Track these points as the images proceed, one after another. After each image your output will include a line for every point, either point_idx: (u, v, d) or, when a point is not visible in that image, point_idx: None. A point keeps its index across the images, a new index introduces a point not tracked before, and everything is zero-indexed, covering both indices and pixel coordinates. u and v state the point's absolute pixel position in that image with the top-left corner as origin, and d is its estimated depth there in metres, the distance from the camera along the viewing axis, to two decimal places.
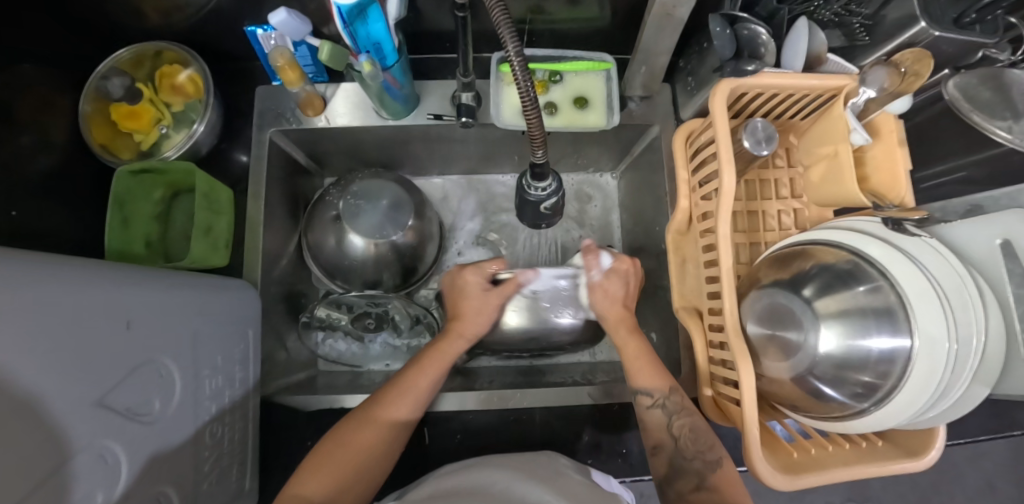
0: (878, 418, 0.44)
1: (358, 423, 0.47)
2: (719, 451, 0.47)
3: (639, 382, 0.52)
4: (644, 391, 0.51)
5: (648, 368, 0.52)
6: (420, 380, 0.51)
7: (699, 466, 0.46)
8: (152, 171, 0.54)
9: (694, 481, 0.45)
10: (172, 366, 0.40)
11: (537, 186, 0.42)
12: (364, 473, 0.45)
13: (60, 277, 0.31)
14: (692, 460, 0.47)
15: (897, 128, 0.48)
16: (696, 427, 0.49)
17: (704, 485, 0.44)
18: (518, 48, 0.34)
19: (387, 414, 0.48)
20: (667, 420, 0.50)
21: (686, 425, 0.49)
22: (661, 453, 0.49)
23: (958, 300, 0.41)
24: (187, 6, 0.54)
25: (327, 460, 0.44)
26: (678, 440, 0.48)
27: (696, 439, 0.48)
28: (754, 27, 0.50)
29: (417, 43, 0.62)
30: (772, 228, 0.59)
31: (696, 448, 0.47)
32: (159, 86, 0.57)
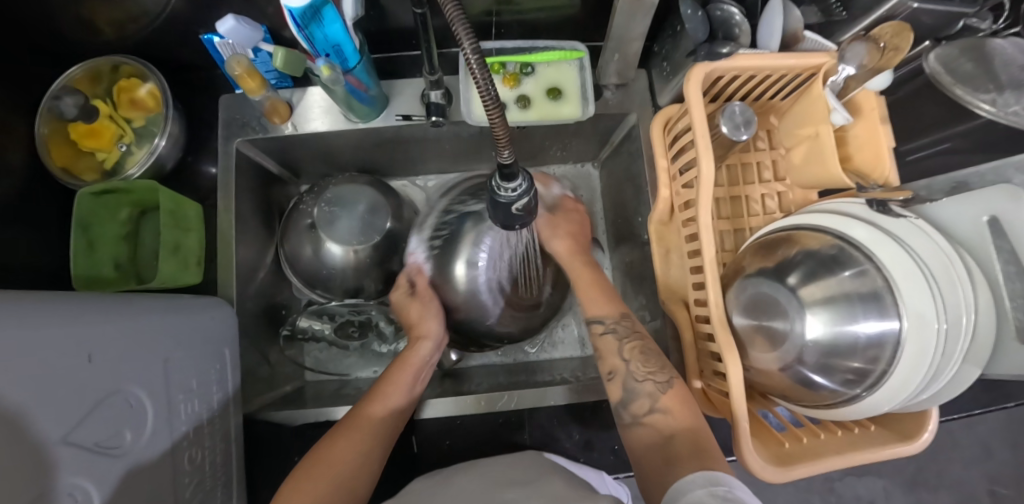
0: (868, 403, 0.43)
1: (336, 435, 0.46)
2: (670, 372, 0.48)
3: (596, 312, 0.56)
4: (597, 319, 0.55)
5: (600, 299, 0.56)
6: (390, 385, 0.53)
7: (651, 388, 0.46)
8: (115, 191, 0.52)
9: (647, 404, 0.46)
10: (143, 395, 0.39)
11: (507, 187, 0.39)
12: (355, 482, 0.43)
13: (12, 314, 0.30)
14: (642, 383, 0.47)
15: (878, 105, 0.47)
16: (645, 349, 0.50)
17: (656, 407, 0.45)
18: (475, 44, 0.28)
19: (366, 419, 0.49)
20: (618, 344, 0.52)
21: (634, 348, 0.51)
22: (615, 379, 0.49)
23: (945, 279, 0.40)
24: (140, 16, 0.52)
25: (311, 470, 0.43)
26: (627, 363, 0.49)
27: (646, 360, 0.49)
28: (727, 7, 0.48)
29: (383, 42, 0.59)
30: (756, 213, 0.58)
31: (646, 370, 0.48)
32: (118, 102, 0.55)
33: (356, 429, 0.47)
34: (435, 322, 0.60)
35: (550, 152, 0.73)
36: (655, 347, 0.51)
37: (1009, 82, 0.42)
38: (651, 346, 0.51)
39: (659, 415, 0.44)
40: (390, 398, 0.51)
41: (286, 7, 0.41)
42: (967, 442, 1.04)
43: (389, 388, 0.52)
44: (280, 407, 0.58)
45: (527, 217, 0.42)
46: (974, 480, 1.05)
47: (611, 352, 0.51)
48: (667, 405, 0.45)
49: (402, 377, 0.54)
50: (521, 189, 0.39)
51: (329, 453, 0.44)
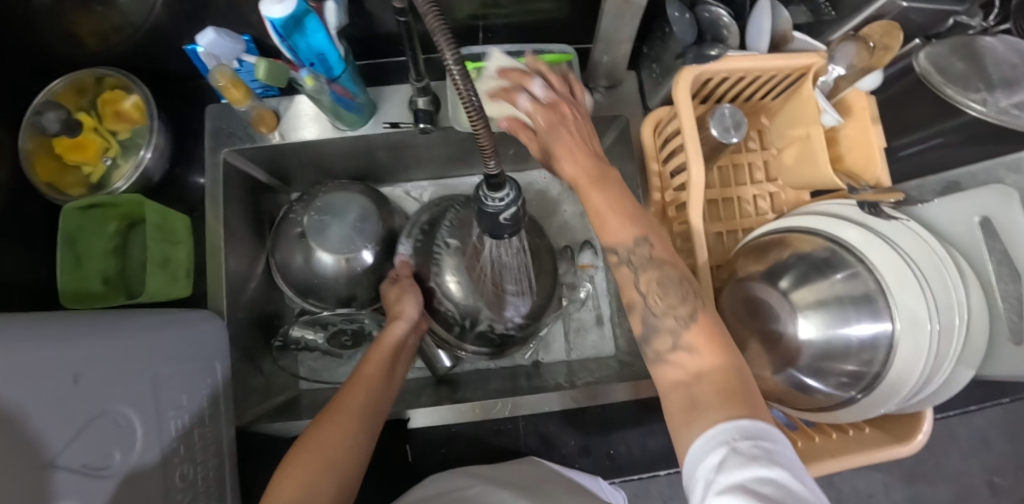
0: (863, 405, 0.43)
1: (321, 421, 0.43)
2: None
3: (615, 237, 0.39)
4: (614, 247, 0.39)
5: (619, 219, 0.39)
6: (369, 368, 0.50)
7: (673, 325, 0.37)
8: (101, 205, 0.51)
9: (669, 341, 0.37)
10: (131, 414, 0.38)
11: (495, 197, 0.39)
12: (345, 464, 0.41)
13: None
14: (662, 318, 0.37)
15: (869, 104, 0.47)
16: (666, 278, 0.38)
17: (680, 345, 0.36)
18: (456, 51, 0.26)
19: (345, 406, 0.45)
20: (633, 276, 0.39)
21: (652, 279, 0.39)
22: (635, 313, 0.40)
23: (936, 278, 0.40)
24: (123, 27, 0.51)
25: (297, 456, 0.40)
26: (646, 297, 0.39)
27: (666, 293, 0.38)
28: (715, 9, 0.47)
29: (370, 48, 0.59)
30: (749, 214, 0.58)
31: (667, 303, 0.38)
32: (102, 114, 0.54)
33: (340, 414, 0.44)
34: (413, 304, 0.56)
35: None
36: (679, 273, 0.39)
37: (998, 81, 0.42)
38: (680, 275, 0.39)
39: (685, 353, 0.35)
40: (371, 382, 0.48)
41: (267, 17, 0.40)
42: (964, 434, 1.04)
43: (368, 371, 0.49)
44: (275, 418, 0.58)
45: (515, 226, 0.42)
46: (972, 472, 1.05)
47: (624, 284, 0.40)
48: (695, 340, 0.36)
49: (380, 359, 0.51)
50: (508, 198, 0.39)
51: (317, 438, 0.41)
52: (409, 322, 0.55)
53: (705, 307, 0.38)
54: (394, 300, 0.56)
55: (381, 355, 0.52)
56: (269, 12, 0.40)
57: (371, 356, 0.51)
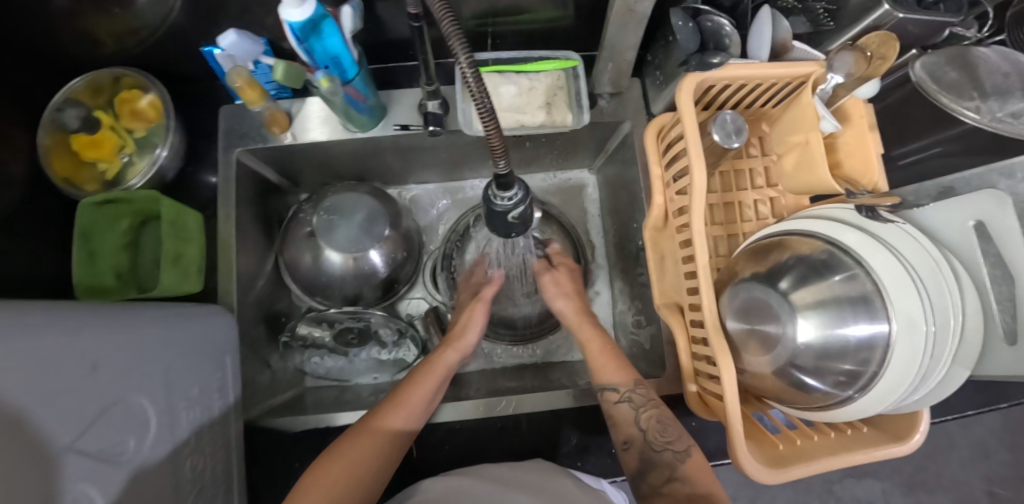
0: (860, 405, 0.43)
1: (356, 433, 0.46)
2: (687, 439, 0.47)
3: (606, 379, 0.53)
4: (611, 386, 0.52)
5: (613, 364, 0.53)
6: (415, 390, 0.51)
7: (671, 458, 0.45)
8: (116, 201, 0.52)
9: (665, 474, 0.45)
10: (146, 402, 0.39)
11: (503, 196, 0.40)
12: (363, 487, 0.42)
13: (21, 327, 0.31)
14: (662, 452, 0.46)
15: (867, 112, 0.49)
16: (663, 418, 0.48)
17: (675, 476, 0.44)
18: (468, 53, 0.29)
19: (385, 424, 0.47)
20: (633, 413, 0.49)
21: (652, 417, 0.48)
22: (632, 449, 0.48)
23: (933, 279, 0.41)
24: (140, 29, 0.53)
25: (327, 465, 0.42)
26: (645, 432, 0.47)
27: (664, 430, 0.47)
28: (717, 18, 0.48)
29: (381, 53, 0.61)
30: (749, 218, 0.59)
31: (665, 438, 0.47)
32: (119, 113, 0.55)
33: (378, 432, 0.46)
34: (472, 334, 0.59)
35: (545, 159, 0.73)
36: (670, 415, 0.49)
37: (992, 90, 0.43)
38: (670, 415, 0.48)
39: (678, 483, 0.43)
40: (413, 407, 0.50)
41: (285, 21, 0.42)
42: (962, 441, 1.05)
43: (414, 393, 0.50)
44: (281, 414, 0.59)
45: (523, 225, 0.43)
46: (971, 482, 1.06)
47: (627, 421, 0.49)
48: (687, 472, 0.44)
49: (430, 383, 0.52)
50: (517, 197, 0.40)
51: (350, 449, 0.44)
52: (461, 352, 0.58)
53: (695, 446, 0.46)
54: (463, 325, 0.60)
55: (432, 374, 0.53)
56: (287, 16, 0.41)
57: (421, 377, 0.52)
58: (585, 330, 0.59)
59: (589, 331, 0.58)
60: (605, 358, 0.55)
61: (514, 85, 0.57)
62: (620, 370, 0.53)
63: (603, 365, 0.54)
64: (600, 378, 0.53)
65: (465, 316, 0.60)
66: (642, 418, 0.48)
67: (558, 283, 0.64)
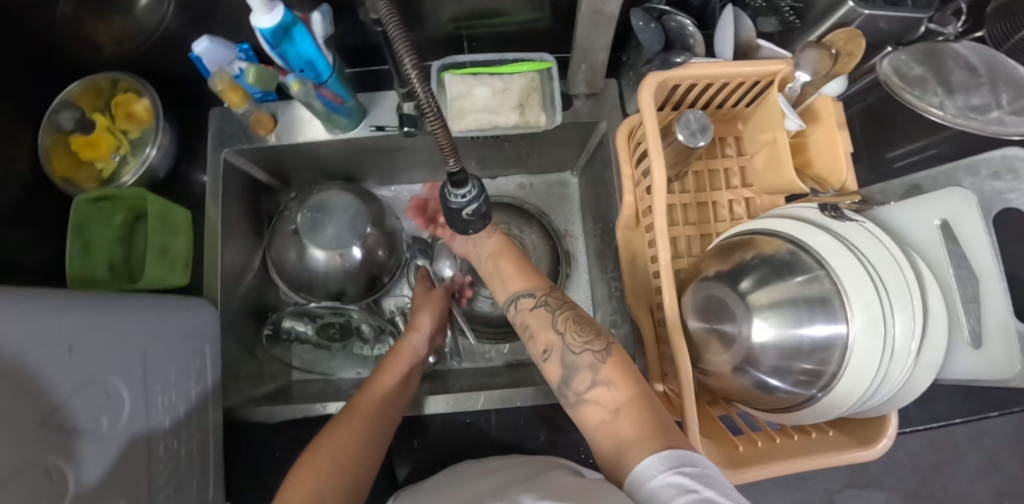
0: (823, 405, 0.43)
1: (330, 427, 0.45)
2: (607, 338, 0.44)
3: (513, 288, 0.51)
4: (523, 293, 0.50)
5: (522, 274, 0.52)
6: (387, 377, 0.51)
7: (589, 358, 0.42)
8: (109, 197, 0.56)
9: (587, 380, 0.42)
10: (121, 385, 0.42)
11: (457, 193, 0.41)
12: (354, 469, 0.41)
13: (9, 306, 0.34)
14: (580, 354, 0.43)
15: (836, 110, 0.47)
16: (577, 317, 0.46)
17: (597, 380, 0.41)
18: (415, 59, 0.27)
19: (362, 410, 0.47)
20: (549, 317, 0.47)
21: (567, 318, 0.46)
22: (552, 356, 0.45)
23: (890, 278, 0.40)
24: (136, 35, 0.56)
25: (317, 453, 0.41)
26: (563, 334, 0.45)
27: (580, 329, 0.45)
28: (681, 18, 0.49)
29: (361, 58, 0.63)
30: (724, 218, 0.58)
31: (582, 338, 0.44)
32: (114, 115, 0.58)
33: (355, 415, 0.46)
34: (429, 317, 0.59)
35: (527, 160, 0.74)
36: (587, 317, 0.47)
37: (957, 86, 0.43)
38: (584, 314, 0.47)
39: (602, 388, 0.41)
40: (388, 390, 0.50)
41: (257, 28, 0.44)
42: (971, 454, 0.98)
43: (384, 379, 0.51)
44: (261, 404, 0.61)
45: (479, 221, 0.45)
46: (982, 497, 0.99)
47: (543, 326, 0.47)
48: (609, 375, 0.41)
49: (399, 368, 0.53)
50: (470, 195, 0.41)
51: (331, 438, 0.43)
52: (424, 334, 0.58)
53: (615, 343, 0.44)
54: (417, 310, 0.60)
55: (399, 364, 0.54)
56: (258, 23, 0.44)
57: (389, 364, 0.53)
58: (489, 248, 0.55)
59: (493, 264, 0.54)
60: (512, 268, 0.52)
61: (487, 87, 0.57)
62: (528, 279, 0.51)
63: (510, 275, 0.52)
64: (511, 289, 0.51)
65: (418, 301, 0.60)
66: (558, 318, 0.47)
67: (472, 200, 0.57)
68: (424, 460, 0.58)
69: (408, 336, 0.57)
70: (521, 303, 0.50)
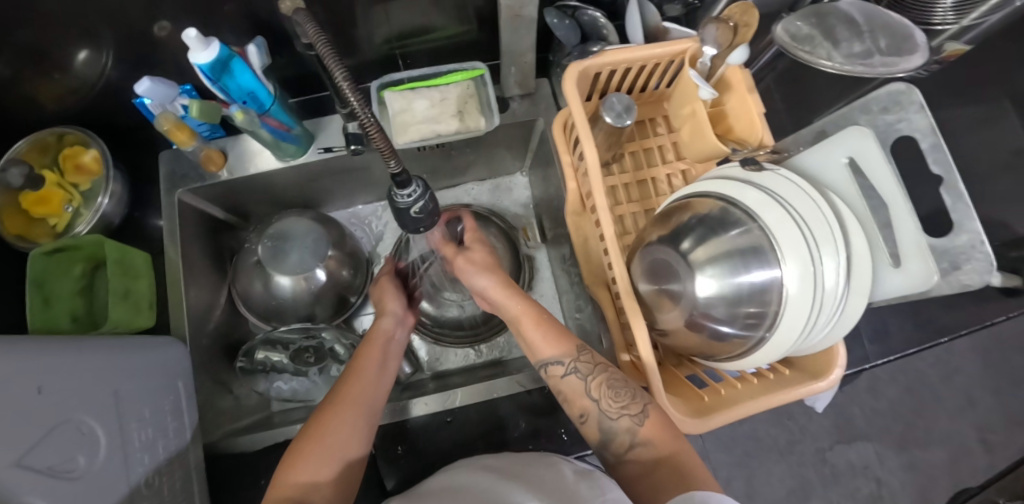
0: (773, 344, 0.46)
1: (325, 410, 0.45)
2: (642, 398, 0.46)
3: (544, 354, 0.51)
4: (555, 362, 0.50)
5: (552, 333, 0.51)
6: (366, 361, 0.50)
7: (628, 423, 0.45)
8: (65, 248, 0.56)
9: (626, 441, 0.45)
10: (92, 423, 0.42)
11: (403, 193, 0.43)
12: (341, 458, 0.42)
13: None
14: (618, 419, 0.45)
15: (744, 77, 0.52)
16: (611, 380, 0.47)
17: (635, 441, 0.44)
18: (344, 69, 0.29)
19: (344, 397, 0.46)
20: (583, 384, 0.48)
21: (601, 384, 0.47)
22: (589, 420, 0.48)
23: (807, 215, 0.44)
24: (76, 90, 0.57)
25: (304, 448, 0.41)
26: (599, 402, 0.47)
27: (616, 394, 0.46)
28: (591, 11, 0.53)
29: (300, 87, 0.65)
30: (664, 192, 0.61)
31: (619, 404, 0.46)
32: (64, 169, 0.59)
33: (341, 405, 0.45)
34: (396, 300, 0.59)
35: (477, 166, 0.76)
36: (620, 375, 0.48)
37: (840, 38, 0.48)
38: (619, 376, 0.48)
39: (640, 448, 0.44)
40: (368, 372, 0.49)
41: (195, 64, 0.46)
42: (948, 393, 1.01)
43: (366, 363, 0.50)
44: (242, 434, 0.61)
45: (429, 218, 0.47)
46: (963, 432, 1.01)
47: (578, 393, 0.49)
48: (647, 434, 0.44)
49: (377, 353, 0.52)
50: (415, 194, 0.44)
51: (321, 427, 0.43)
52: (394, 317, 0.58)
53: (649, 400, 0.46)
54: (379, 297, 0.60)
55: (377, 349, 0.53)
56: (196, 59, 0.46)
57: (365, 351, 0.52)
58: (529, 326, 0.53)
59: (517, 302, 0.54)
60: (540, 334, 0.51)
61: (426, 99, 0.60)
62: (556, 341, 0.51)
63: (537, 339, 0.52)
64: (540, 355, 0.51)
65: (377, 288, 0.60)
66: (592, 384, 0.48)
67: (475, 260, 0.58)
68: (408, 467, 0.58)
69: (380, 322, 0.56)
70: (553, 372, 0.50)
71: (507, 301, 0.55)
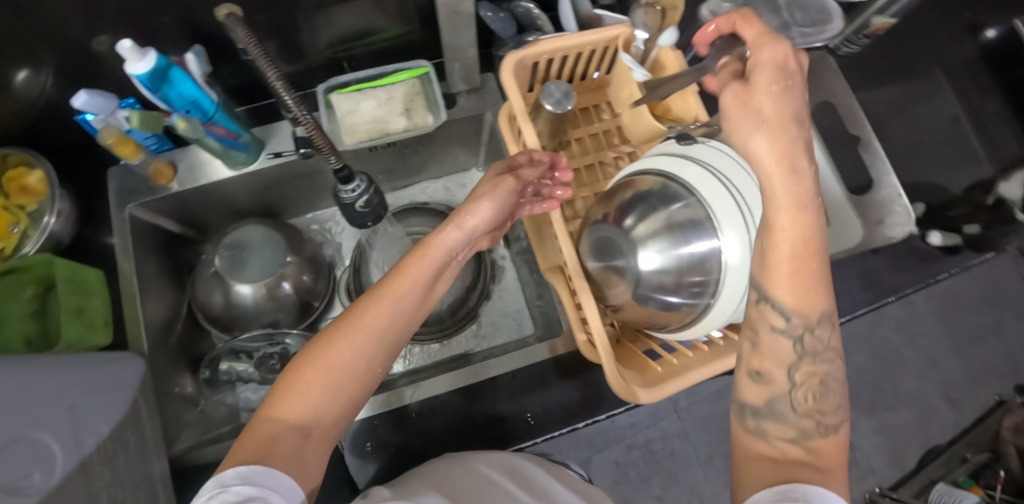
0: (717, 309, 0.47)
1: (335, 329, 0.37)
2: (844, 411, 0.36)
3: (792, 301, 0.34)
4: (781, 310, 0.35)
5: (806, 285, 0.34)
6: (403, 282, 0.40)
7: (807, 425, 0.35)
8: (14, 270, 0.55)
9: (789, 436, 0.35)
10: (47, 438, 0.42)
11: (346, 188, 0.45)
12: (347, 387, 0.36)
13: None
14: (798, 415, 0.35)
15: (677, 59, 0.53)
16: (828, 375, 0.36)
17: (806, 440, 0.34)
18: None
19: (364, 323, 0.37)
20: (788, 352, 0.36)
21: (812, 373, 0.36)
22: (762, 382, 0.37)
23: (738, 183, 0.47)
24: (15, 110, 0.56)
25: (306, 370, 0.35)
26: (794, 391, 0.36)
27: (825, 393, 0.36)
28: (524, 4, 0.55)
29: (248, 96, 0.65)
30: (612, 175, 0.63)
31: (820, 405, 0.35)
32: (7, 191, 0.57)
33: (358, 331, 0.37)
34: (483, 214, 0.45)
35: (435, 164, 0.77)
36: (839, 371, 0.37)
37: (756, 13, 0.51)
38: (832, 370, 0.36)
39: (802, 446, 0.34)
40: (404, 297, 0.39)
41: (133, 75, 0.46)
42: (910, 355, 1.05)
43: (402, 286, 0.39)
44: (210, 446, 0.60)
45: (375, 212, 0.48)
46: (929, 392, 1.05)
47: (779, 359, 0.36)
48: (819, 445, 0.34)
49: (424, 268, 0.41)
50: (359, 188, 0.45)
51: (332, 351, 0.36)
52: (465, 235, 0.45)
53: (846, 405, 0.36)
54: (476, 197, 0.46)
55: (423, 266, 0.41)
56: (133, 69, 0.46)
57: (410, 266, 0.40)
58: (788, 250, 0.32)
59: (792, 223, 0.32)
60: (797, 275, 0.33)
61: (373, 99, 0.61)
62: (811, 294, 0.34)
63: (804, 279, 0.33)
64: (771, 293, 0.35)
65: (479, 191, 0.46)
66: (803, 366, 0.36)
67: (755, 93, 0.31)
68: (379, 463, 0.58)
69: (445, 231, 0.43)
70: (788, 323, 0.35)
71: (774, 195, 0.32)
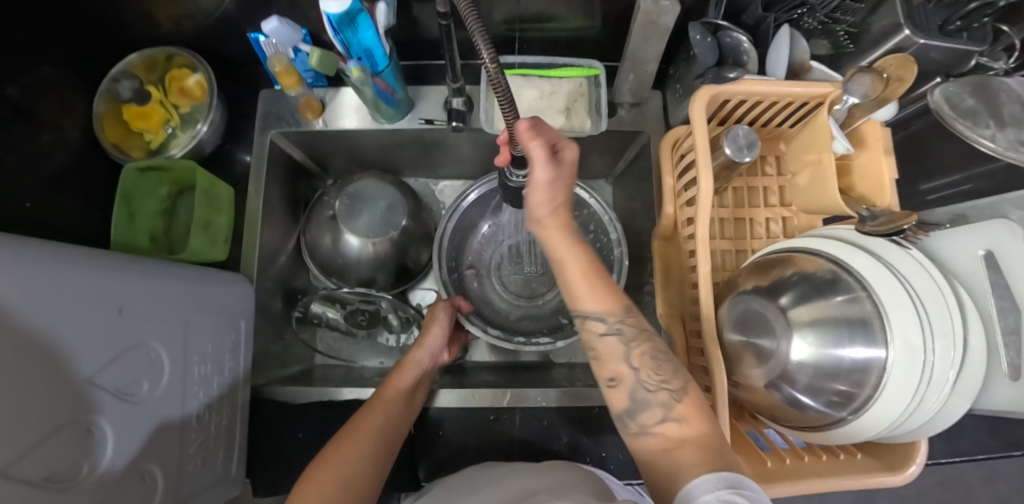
0: (855, 427, 0.43)
1: (342, 438, 0.44)
2: (686, 377, 0.38)
3: (584, 306, 0.41)
4: (590, 316, 0.41)
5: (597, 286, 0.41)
6: (389, 389, 0.50)
7: (666, 398, 0.36)
8: (158, 168, 0.57)
9: (657, 415, 0.36)
10: (161, 349, 0.42)
11: (518, 173, 0.42)
12: (365, 477, 0.41)
13: (72, 267, 0.34)
14: (654, 392, 0.37)
15: (883, 136, 0.49)
16: (657, 351, 0.39)
17: (669, 417, 0.36)
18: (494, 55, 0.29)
19: (364, 421, 0.46)
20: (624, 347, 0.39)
21: (644, 352, 0.39)
22: (618, 386, 0.39)
23: (929, 300, 0.40)
24: (195, 13, 0.56)
25: (320, 464, 0.40)
26: (638, 370, 0.39)
27: (658, 367, 0.38)
28: (736, 34, 0.50)
29: (409, 50, 0.63)
30: (760, 236, 0.58)
31: (660, 377, 0.38)
32: (169, 88, 0.60)
33: (361, 429, 0.44)
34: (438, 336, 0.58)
35: None
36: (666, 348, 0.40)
37: (1008, 118, 0.43)
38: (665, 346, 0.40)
39: (672, 425, 0.35)
40: (390, 402, 0.49)
41: (325, 12, 0.45)
42: (982, 496, 0.95)
43: (388, 393, 0.50)
44: (288, 383, 0.61)
45: None
46: None
47: (614, 355, 0.40)
48: (683, 412, 0.36)
49: (402, 383, 0.52)
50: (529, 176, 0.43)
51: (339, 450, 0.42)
52: (429, 351, 0.57)
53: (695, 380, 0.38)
54: (425, 326, 0.59)
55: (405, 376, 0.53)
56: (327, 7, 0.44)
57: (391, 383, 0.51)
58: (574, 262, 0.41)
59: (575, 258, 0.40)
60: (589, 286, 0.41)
61: (536, 89, 0.58)
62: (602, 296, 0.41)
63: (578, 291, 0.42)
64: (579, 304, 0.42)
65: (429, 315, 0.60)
66: (633, 351, 0.39)
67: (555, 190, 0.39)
68: (440, 455, 0.59)
69: (413, 353, 0.56)
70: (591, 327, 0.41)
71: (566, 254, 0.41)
